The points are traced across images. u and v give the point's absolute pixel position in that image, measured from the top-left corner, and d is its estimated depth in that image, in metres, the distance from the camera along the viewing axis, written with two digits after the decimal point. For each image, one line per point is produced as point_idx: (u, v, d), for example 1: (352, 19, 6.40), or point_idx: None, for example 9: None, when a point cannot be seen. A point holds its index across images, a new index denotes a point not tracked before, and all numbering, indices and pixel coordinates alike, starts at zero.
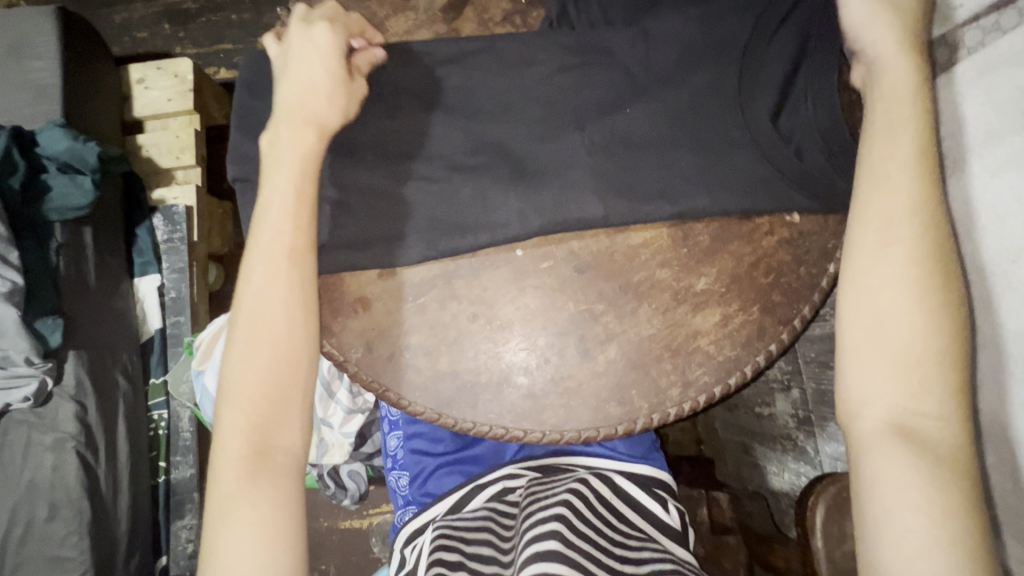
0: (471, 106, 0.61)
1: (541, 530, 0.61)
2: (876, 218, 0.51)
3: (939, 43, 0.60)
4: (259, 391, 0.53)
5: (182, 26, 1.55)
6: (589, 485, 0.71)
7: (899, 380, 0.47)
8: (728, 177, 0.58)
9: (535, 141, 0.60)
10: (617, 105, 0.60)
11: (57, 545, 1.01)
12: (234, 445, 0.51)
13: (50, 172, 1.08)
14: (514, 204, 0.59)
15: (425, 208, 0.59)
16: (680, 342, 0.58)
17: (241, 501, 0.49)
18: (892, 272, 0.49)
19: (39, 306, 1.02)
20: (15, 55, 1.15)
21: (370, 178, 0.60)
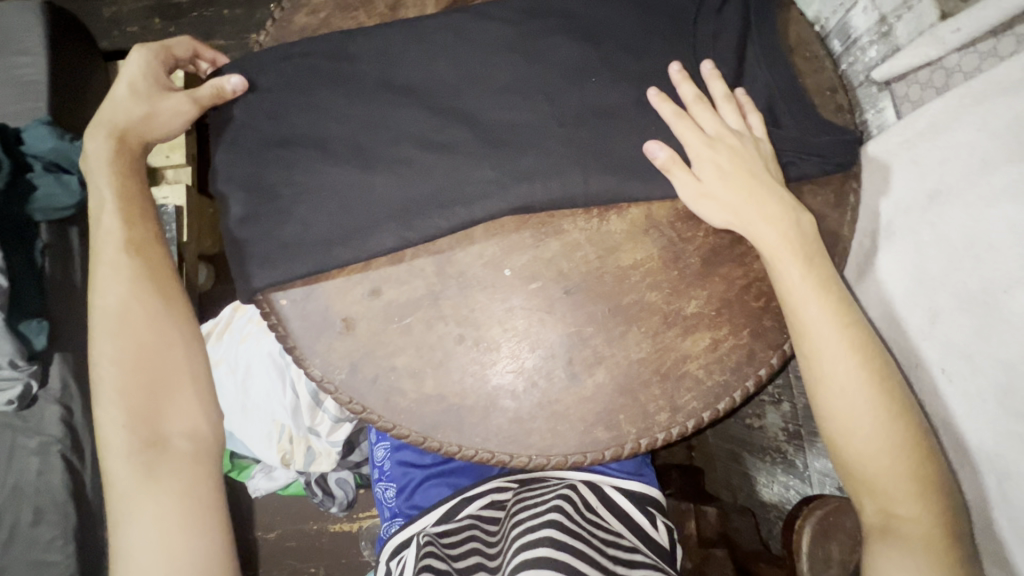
0: (438, 77, 0.63)
1: (533, 536, 0.62)
2: (752, 178, 0.58)
3: (935, 64, 0.57)
4: (136, 384, 0.59)
5: (173, 21, 1.52)
6: (576, 492, 0.72)
7: (861, 449, 0.55)
8: (729, 165, 0.58)
9: (501, 111, 0.61)
10: (584, 74, 0.62)
11: (40, 550, 1.00)
12: (121, 448, 0.57)
13: (35, 170, 1.05)
14: (486, 176, 0.59)
15: (393, 181, 0.59)
16: (669, 366, 0.57)
17: (142, 496, 0.56)
18: (833, 349, 0.55)
19: (22, 308, 1.01)
20: (0, 51, 1.13)
21: (318, 166, 0.60)
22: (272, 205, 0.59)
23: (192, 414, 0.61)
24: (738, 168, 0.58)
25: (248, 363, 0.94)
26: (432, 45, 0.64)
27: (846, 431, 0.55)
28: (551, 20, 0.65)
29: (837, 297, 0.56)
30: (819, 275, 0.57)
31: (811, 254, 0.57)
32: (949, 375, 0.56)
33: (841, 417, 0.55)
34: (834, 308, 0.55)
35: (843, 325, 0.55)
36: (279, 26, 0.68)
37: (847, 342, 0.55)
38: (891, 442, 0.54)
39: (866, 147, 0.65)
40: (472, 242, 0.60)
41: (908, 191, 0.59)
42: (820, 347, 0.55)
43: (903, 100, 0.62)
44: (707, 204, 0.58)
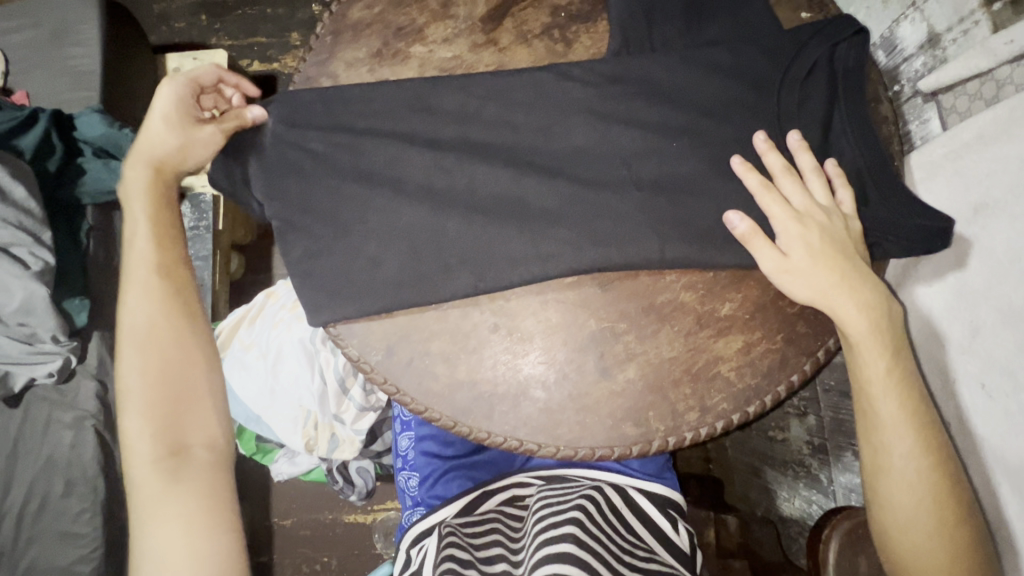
0: (511, 112, 0.61)
1: (555, 531, 0.63)
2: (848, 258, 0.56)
3: (986, 75, 0.56)
4: (162, 395, 0.59)
5: (219, 18, 1.58)
6: (602, 494, 0.73)
7: (905, 506, 0.54)
8: (821, 244, 0.55)
9: (577, 162, 0.60)
10: (660, 121, 0.61)
11: (70, 521, 1.03)
12: (145, 456, 0.57)
13: (86, 155, 1.12)
14: (558, 234, 0.58)
15: (462, 229, 0.58)
16: (699, 367, 0.57)
17: (165, 506, 0.55)
18: (894, 417, 0.54)
19: (67, 286, 1.06)
20: (59, 42, 1.19)
21: (383, 203, 0.59)
22: (337, 247, 0.58)
23: (212, 426, 0.61)
24: (824, 246, 0.55)
25: (279, 349, 0.96)
26: (513, 89, 0.61)
27: (893, 489, 0.54)
28: (594, 23, 0.65)
29: (903, 369, 0.55)
30: (891, 347, 0.55)
31: (891, 336, 0.55)
32: (989, 390, 0.55)
33: (893, 479, 0.54)
34: (897, 375, 0.55)
35: (905, 393, 0.55)
36: (335, 19, 0.65)
37: (909, 408, 0.55)
38: (941, 516, 0.53)
39: (910, 159, 0.65)
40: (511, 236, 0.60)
41: (950, 202, 0.59)
42: (877, 409, 0.55)
43: (950, 112, 0.61)
44: (797, 279, 0.55)
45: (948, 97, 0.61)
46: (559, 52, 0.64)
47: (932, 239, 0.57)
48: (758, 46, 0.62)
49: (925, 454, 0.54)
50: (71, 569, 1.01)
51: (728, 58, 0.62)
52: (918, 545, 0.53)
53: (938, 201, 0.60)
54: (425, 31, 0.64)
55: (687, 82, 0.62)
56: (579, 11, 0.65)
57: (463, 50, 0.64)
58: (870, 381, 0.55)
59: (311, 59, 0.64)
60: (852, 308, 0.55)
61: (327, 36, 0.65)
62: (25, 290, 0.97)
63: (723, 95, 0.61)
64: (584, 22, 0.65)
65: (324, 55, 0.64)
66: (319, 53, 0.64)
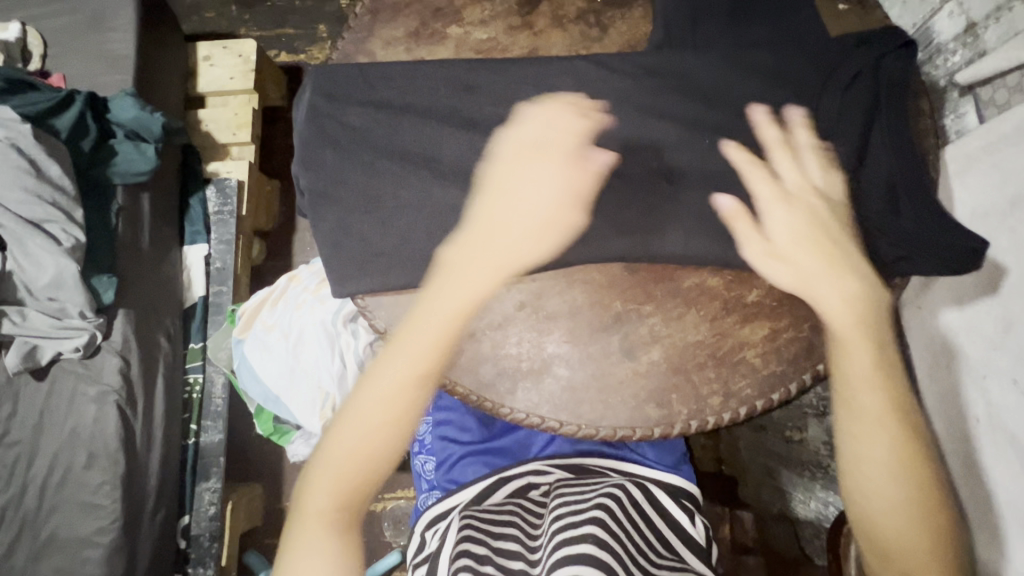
0: (544, 93, 0.61)
1: (575, 532, 0.62)
2: (828, 241, 0.57)
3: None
4: (355, 461, 0.54)
5: (250, 9, 1.61)
6: (623, 492, 0.71)
7: (889, 499, 0.52)
8: (806, 229, 0.57)
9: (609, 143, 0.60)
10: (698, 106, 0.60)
11: (90, 493, 1.05)
12: (321, 517, 0.53)
13: (119, 138, 1.15)
14: (583, 219, 0.58)
15: (490, 211, 0.59)
16: (725, 351, 0.57)
17: (296, 568, 0.51)
18: (864, 372, 0.54)
19: (95, 262, 1.07)
20: (97, 26, 1.22)
21: (411, 178, 0.59)
22: (365, 227, 0.59)
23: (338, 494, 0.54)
24: (814, 235, 0.57)
25: (300, 330, 0.98)
26: (547, 70, 0.61)
27: (880, 481, 0.53)
28: (629, 10, 0.65)
29: (889, 360, 0.55)
30: (885, 344, 0.55)
31: (881, 328, 0.56)
32: (1022, 384, 0.54)
33: (873, 469, 0.53)
34: (883, 367, 0.54)
35: (890, 385, 0.54)
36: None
37: (894, 400, 0.54)
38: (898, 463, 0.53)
39: (946, 151, 0.64)
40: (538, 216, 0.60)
41: (984, 194, 0.58)
42: (858, 400, 0.54)
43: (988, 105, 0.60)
44: (783, 264, 0.58)
45: (986, 90, 0.60)
46: (593, 37, 0.65)
47: (965, 260, 0.54)
48: (793, 35, 0.62)
49: (909, 448, 0.53)
50: (91, 539, 1.03)
51: (762, 45, 0.62)
52: (868, 482, 0.53)
53: (973, 194, 0.60)
54: (461, 14, 0.65)
55: (726, 65, 0.61)
56: None
57: (497, 33, 0.65)
58: (852, 371, 0.55)
59: (349, 39, 0.65)
60: (837, 298, 0.56)
61: (364, 16, 0.66)
62: (57, 265, 1.00)
63: (760, 80, 0.60)
64: (618, 9, 0.65)
65: (362, 34, 0.65)
66: (357, 32, 0.66)
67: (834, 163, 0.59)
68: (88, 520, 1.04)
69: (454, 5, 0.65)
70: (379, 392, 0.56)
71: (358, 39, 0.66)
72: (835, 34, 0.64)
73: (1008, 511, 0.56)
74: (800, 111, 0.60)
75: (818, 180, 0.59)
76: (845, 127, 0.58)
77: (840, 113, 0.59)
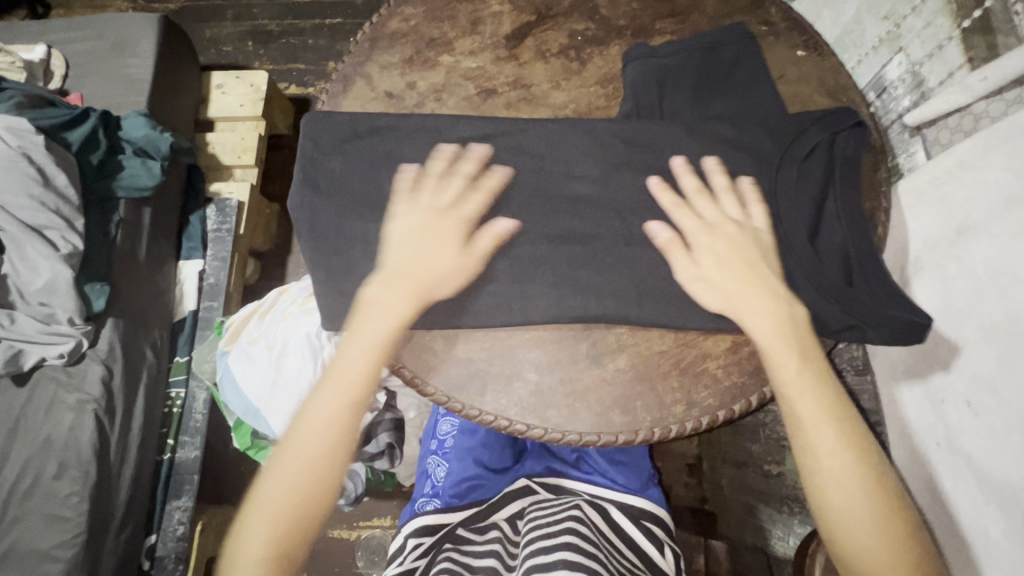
0: (522, 119, 0.66)
1: (547, 558, 0.61)
2: (747, 261, 0.58)
3: (965, 111, 0.60)
4: (295, 494, 0.54)
5: (264, 44, 1.71)
6: (584, 512, 0.72)
7: (853, 549, 0.51)
8: (726, 252, 0.59)
9: (584, 163, 0.64)
10: (666, 135, 0.64)
11: (56, 503, 1.02)
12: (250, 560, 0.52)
13: (127, 154, 1.19)
14: (551, 234, 0.62)
15: (469, 220, 0.62)
16: (688, 362, 0.61)
17: None
18: (812, 412, 0.54)
19: (89, 271, 1.10)
20: (119, 51, 1.30)
21: (396, 189, 0.63)
22: (342, 231, 0.62)
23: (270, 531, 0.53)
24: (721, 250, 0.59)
25: (284, 341, 0.98)
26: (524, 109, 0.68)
27: (845, 531, 0.51)
28: (607, 48, 0.71)
29: (834, 397, 0.55)
30: (803, 359, 0.55)
31: (805, 346, 0.56)
32: (974, 408, 0.56)
33: (842, 521, 0.52)
34: (828, 402, 0.54)
35: (834, 423, 0.53)
36: (374, 29, 0.72)
37: (842, 433, 0.53)
38: (873, 512, 0.51)
39: (898, 186, 0.69)
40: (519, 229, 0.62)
41: (935, 225, 0.62)
42: (816, 440, 0.53)
43: (934, 143, 0.65)
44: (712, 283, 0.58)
45: (932, 131, 0.66)
46: (573, 71, 0.70)
47: (909, 333, 0.57)
48: (760, 74, 0.66)
49: (866, 493, 0.52)
50: (51, 552, 1.00)
51: (731, 82, 0.67)
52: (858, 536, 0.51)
53: (925, 225, 0.63)
54: (453, 45, 0.71)
55: (693, 102, 0.66)
56: (593, 36, 0.71)
57: (486, 64, 0.70)
58: (802, 415, 0.54)
59: (350, 64, 0.71)
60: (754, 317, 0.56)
61: (364, 43, 0.72)
62: (52, 270, 1.02)
63: (722, 115, 0.65)
64: (596, 47, 0.71)
65: (361, 59, 0.71)
66: (356, 57, 0.71)
67: (790, 188, 0.62)
68: (51, 532, 1.01)
69: (446, 39, 0.71)
70: (315, 431, 0.55)
71: (358, 64, 0.71)
72: (796, 77, 0.69)
73: (972, 532, 0.57)
74: (766, 137, 0.64)
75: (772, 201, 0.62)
76: (804, 158, 0.63)
77: (800, 148, 0.63)
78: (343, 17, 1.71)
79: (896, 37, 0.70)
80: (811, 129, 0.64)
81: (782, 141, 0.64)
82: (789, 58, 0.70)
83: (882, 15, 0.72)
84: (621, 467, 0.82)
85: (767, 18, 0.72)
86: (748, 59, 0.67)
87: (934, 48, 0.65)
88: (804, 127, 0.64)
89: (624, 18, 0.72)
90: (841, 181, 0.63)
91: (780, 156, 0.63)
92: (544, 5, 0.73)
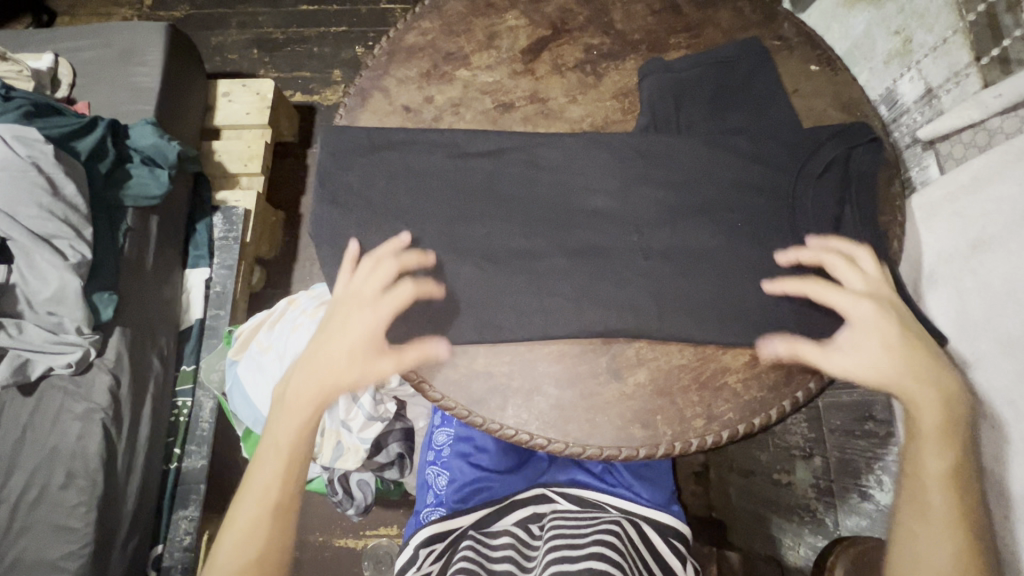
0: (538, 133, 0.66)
1: (573, 566, 0.61)
2: (896, 312, 0.57)
3: (979, 126, 0.61)
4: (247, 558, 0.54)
5: (270, 52, 1.71)
6: (622, 528, 0.72)
7: None
8: (881, 301, 0.57)
9: (601, 177, 0.64)
10: (682, 150, 0.65)
11: (63, 514, 1.02)
12: None
13: (134, 162, 1.19)
14: (570, 248, 0.62)
15: (488, 234, 0.63)
16: (707, 376, 0.61)
17: None
18: (936, 478, 0.53)
19: (97, 279, 1.09)
20: (127, 60, 1.31)
21: (414, 203, 0.63)
22: (363, 244, 0.62)
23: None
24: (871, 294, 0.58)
25: (292, 351, 0.95)
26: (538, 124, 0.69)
27: None
28: (621, 62, 0.72)
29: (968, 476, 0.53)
30: (959, 460, 0.53)
31: (959, 419, 0.54)
32: (991, 421, 0.57)
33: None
34: (960, 479, 0.53)
35: (958, 530, 0.52)
36: (390, 43, 0.73)
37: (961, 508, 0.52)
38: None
39: (911, 199, 0.69)
40: (538, 242, 0.63)
41: (950, 239, 0.62)
42: (929, 504, 0.53)
43: (948, 158, 0.66)
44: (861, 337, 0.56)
45: (945, 145, 0.67)
46: (588, 85, 0.71)
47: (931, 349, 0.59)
48: (775, 88, 0.67)
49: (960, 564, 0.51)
50: (58, 564, 1.00)
51: (746, 96, 0.67)
52: None
53: (938, 239, 0.64)
54: (470, 59, 0.71)
55: (708, 116, 0.67)
56: (609, 50, 0.72)
57: (502, 78, 0.71)
58: (929, 479, 0.53)
59: (367, 78, 0.71)
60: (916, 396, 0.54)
61: (381, 57, 0.73)
62: (60, 279, 1.02)
63: (738, 130, 0.66)
64: (611, 61, 0.72)
65: (378, 72, 0.72)
66: (374, 70, 0.72)
67: (807, 202, 0.63)
68: (58, 543, 1.01)
69: (461, 53, 0.72)
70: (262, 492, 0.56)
71: (374, 78, 0.72)
72: (809, 92, 0.70)
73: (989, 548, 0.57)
74: (782, 151, 0.64)
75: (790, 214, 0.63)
76: (821, 172, 0.63)
77: (816, 162, 0.63)
78: (349, 26, 1.71)
79: (908, 52, 0.71)
80: (826, 144, 0.64)
81: (798, 156, 0.64)
82: (802, 72, 0.71)
83: (893, 30, 0.73)
84: (646, 482, 0.82)
85: (781, 33, 0.73)
86: (764, 73, 0.67)
87: (946, 63, 0.66)
88: (820, 142, 0.64)
89: (639, 32, 0.73)
90: (855, 194, 0.63)
91: (797, 170, 0.64)
92: (559, 19, 0.73)
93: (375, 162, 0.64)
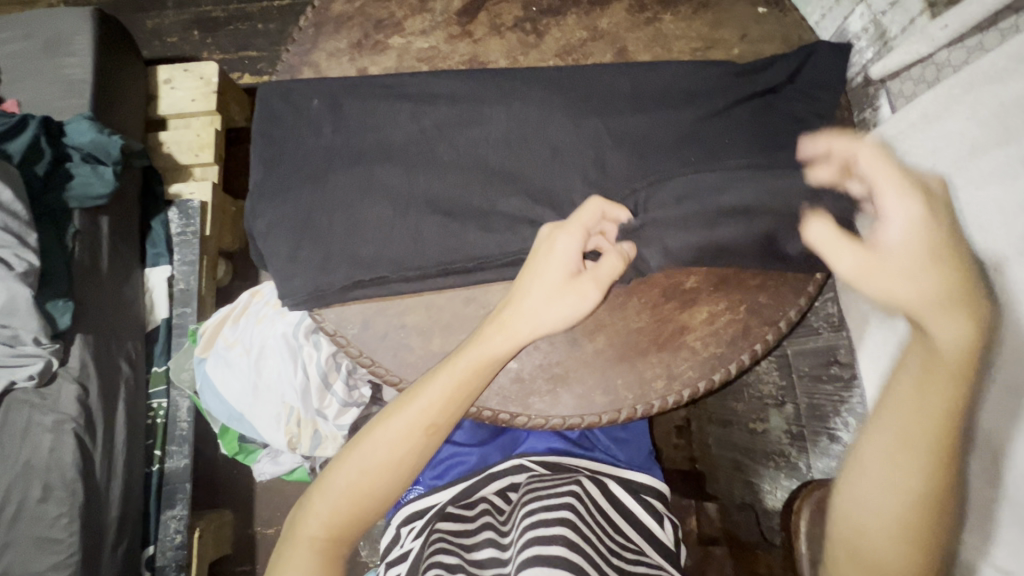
0: (472, 97, 0.63)
1: (545, 533, 0.62)
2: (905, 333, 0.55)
3: (927, 61, 0.61)
4: (387, 471, 0.60)
5: (211, 33, 1.62)
6: (582, 488, 0.73)
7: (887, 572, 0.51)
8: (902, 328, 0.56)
9: (554, 137, 0.62)
10: (628, 103, 0.63)
11: (45, 527, 0.99)
12: (322, 512, 0.60)
13: (74, 161, 1.12)
14: (520, 197, 0.61)
15: (427, 188, 0.61)
16: (666, 337, 0.63)
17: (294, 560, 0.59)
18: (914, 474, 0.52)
19: (50, 288, 1.04)
20: (52, 50, 1.21)
21: (345, 168, 0.61)
22: (298, 202, 0.61)
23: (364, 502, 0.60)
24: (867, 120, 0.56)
25: (259, 344, 0.95)
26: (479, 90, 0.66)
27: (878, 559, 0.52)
28: (562, 17, 0.68)
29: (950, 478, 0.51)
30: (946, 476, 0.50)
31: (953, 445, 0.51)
32: None
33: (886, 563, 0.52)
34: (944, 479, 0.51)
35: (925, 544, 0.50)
36: (317, 13, 0.69)
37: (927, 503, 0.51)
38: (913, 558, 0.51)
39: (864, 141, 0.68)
40: (482, 197, 0.61)
41: None
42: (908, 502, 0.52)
43: (897, 97, 0.65)
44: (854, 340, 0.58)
45: (894, 83, 0.66)
46: (529, 45, 0.68)
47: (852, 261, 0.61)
48: None
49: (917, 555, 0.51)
50: None
51: None
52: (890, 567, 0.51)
53: None
54: (403, 25, 0.68)
55: (651, 69, 0.64)
56: (549, 6, 0.69)
57: (440, 44, 0.68)
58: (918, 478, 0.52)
59: (299, 55, 0.68)
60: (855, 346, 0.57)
61: (309, 30, 0.69)
62: (9, 290, 0.96)
63: (688, 72, 0.64)
64: (552, 18, 0.68)
65: (307, 47, 0.68)
66: (302, 46, 0.68)
67: (759, 156, 0.60)
68: (41, 556, 0.98)
69: (395, 22, 0.68)
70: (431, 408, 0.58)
71: (304, 55, 0.68)
72: (759, 37, 0.68)
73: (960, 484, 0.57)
74: (732, 100, 0.62)
75: (742, 170, 0.60)
76: (772, 119, 0.62)
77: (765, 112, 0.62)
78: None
79: None
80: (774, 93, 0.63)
81: (747, 105, 0.62)
82: (750, 15, 0.69)
83: None
84: (622, 444, 0.86)
85: None
86: None
87: None
88: (772, 87, 0.63)
89: None
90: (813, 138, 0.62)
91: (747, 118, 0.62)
92: None
93: (314, 130, 0.62)
